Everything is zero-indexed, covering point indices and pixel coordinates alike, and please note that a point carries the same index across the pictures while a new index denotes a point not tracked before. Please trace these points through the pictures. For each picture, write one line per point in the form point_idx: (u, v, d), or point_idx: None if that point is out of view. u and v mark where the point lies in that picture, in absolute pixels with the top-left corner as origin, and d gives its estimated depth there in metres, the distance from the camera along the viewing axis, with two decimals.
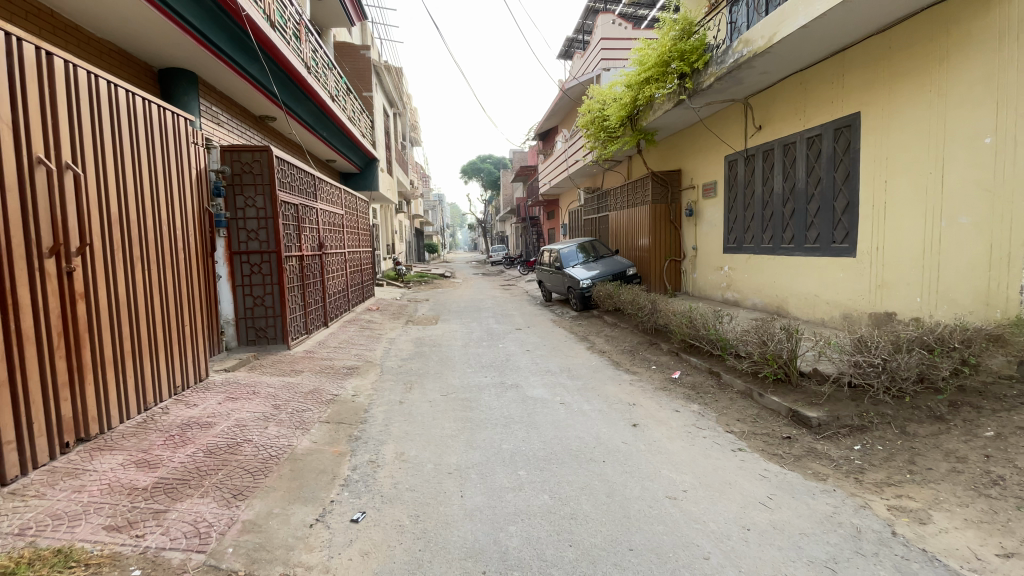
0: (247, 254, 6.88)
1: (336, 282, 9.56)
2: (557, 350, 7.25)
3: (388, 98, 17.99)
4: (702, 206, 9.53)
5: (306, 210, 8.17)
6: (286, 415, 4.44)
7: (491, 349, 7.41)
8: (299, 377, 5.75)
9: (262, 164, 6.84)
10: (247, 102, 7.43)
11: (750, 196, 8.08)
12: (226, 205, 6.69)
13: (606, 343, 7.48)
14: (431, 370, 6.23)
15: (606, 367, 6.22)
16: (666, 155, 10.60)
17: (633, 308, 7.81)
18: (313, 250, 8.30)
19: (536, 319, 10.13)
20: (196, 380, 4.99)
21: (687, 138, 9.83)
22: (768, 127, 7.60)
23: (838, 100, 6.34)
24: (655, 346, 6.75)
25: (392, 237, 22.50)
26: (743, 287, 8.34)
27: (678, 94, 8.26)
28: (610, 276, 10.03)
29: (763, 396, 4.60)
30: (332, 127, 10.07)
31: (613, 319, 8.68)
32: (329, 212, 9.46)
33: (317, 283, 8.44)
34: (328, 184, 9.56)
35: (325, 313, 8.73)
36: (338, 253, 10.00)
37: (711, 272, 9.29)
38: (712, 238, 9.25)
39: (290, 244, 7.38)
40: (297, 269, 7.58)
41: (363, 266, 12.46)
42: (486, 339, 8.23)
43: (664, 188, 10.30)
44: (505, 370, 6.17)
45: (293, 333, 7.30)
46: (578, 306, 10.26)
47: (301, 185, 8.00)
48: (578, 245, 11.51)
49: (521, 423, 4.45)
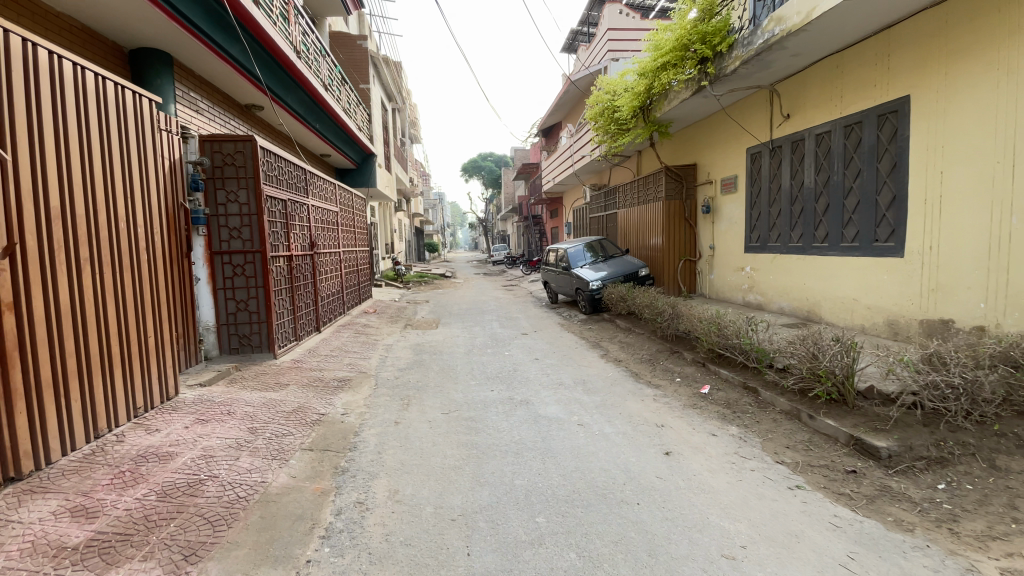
0: (229, 255, 6.24)
1: (329, 283, 8.94)
2: (569, 359, 6.61)
3: (386, 91, 17.33)
4: (720, 202, 8.91)
5: (295, 206, 7.54)
6: (262, 442, 3.82)
7: (496, 358, 6.77)
8: (283, 392, 5.12)
9: (246, 155, 6.21)
10: (229, 88, 6.82)
11: (777, 191, 7.48)
12: (206, 201, 6.05)
13: (622, 350, 6.85)
14: (431, 383, 5.61)
15: (625, 379, 5.60)
16: (680, 148, 9.99)
17: (650, 313, 7.18)
18: (303, 250, 7.65)
19: (542, 323, 9.50)
20: (163, 399, 4.36)
21: (703, 130, 9.22)
22: (798, 115, 6.98)
23: (883, 83, 5.74)
24: (677, 355, 6.14)
25: (391, 235, 21.85)
26: (767, 290, 7.73)
27: (699, 82, 7.62)
28: (622, 277, 9.42)
29: (814, 419, 4.00)
30: (325, 119, 9.45)
31: (627, 324, 8.05)
32: (321, 209, 8.83)
33: (308, 285, 7.81)
34: (320, 178, 8.93)
35: (317, 318, 8.10)
36: (332, 253, 9.37)
37: (730, 272, 8.67)
38: (731, 237, 8.63)
39: (277, 243, 6.74)
40: (285, 270, 6.94)
41: (359, 266, 11.82)
42: (490, 345, 7.60)
43: (679, 183, 9.67)
44: (512, 383, 5.54)
45: (280, 340, 6.67)
46: (587, 308, 9.62)
47: (289, 179, 7.36)
48: (586, 244, 10.89)
49: (535, 450, 3.83)
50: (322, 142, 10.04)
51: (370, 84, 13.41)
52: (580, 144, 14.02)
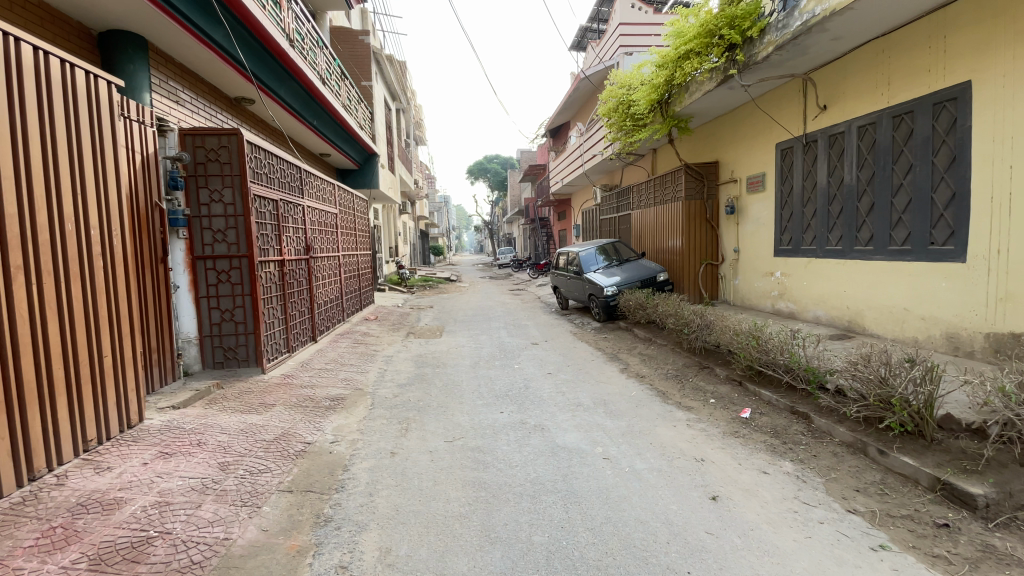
0: (213, 259, 5.65)
1: (326, 289, 8.36)
2: (586, 374, 5.98)
3: (389, 90, 16.78)
4: (746, 202, 8.28)
5: (289, 207, 6.97)
6: (231, 483, 3.22)
7: (505, 372, 6.15)
8: (266, 416, 4.53)
9: (231, 151, 5.64)
10: (215, 79, 6.28)
11: (812, 189, 6.84)
12: (186, 200, 5.49)
13: (645, 364, 6.21)
14: (433, 403, 5.00)
15: (651, 400, 4.97)
16: (700, 145, 9.36)
17: (675, 322, 6.55)
18: (297, 253, 7.08)
19: (554, 331, 8.87)
20: (123, 428, 3.80)
21: (725, 126, 8.60)
22: (837, 106, 6.35)
23: (938, 67, 5.09)
24: (710, 371, 5.52)
25: (395, 238, 21.29)
26: (801, 297, 7.10)
27: (725, 72, 7.01)
28: (639, 283, 8.79)
29: (887, 456, 3.38)
30: (323, 115, 8.91)
31: (648, 332, 7.43)
32: (318, 210, 8.25)
33: (303, 292, 7.23)
34: (317, 178, 8.36)
35: (313, 327, 7.53)
36: (330, 257, 8.79)
37: (758, 278, 8.02)
38: (760, 239, 7.99)
39: (267, 246, 6.15)
40: (277, 277, 6.36)
41: (360, 271, 11.25)
42: (500, 357, 6.98)
43: (699, 182, 9.04)
44: (525, 403, 4.93)
45: (270, 353, 6.08)
46: (601, 316, 8.99)
47: (282, 178, 6.78)
48: (599, 247, 10.28)
49: (556, 494, 3.21)
50: (320, 140, 9.49)
51: (372, 82, 12.85)
52: (591, 143, 13.40)
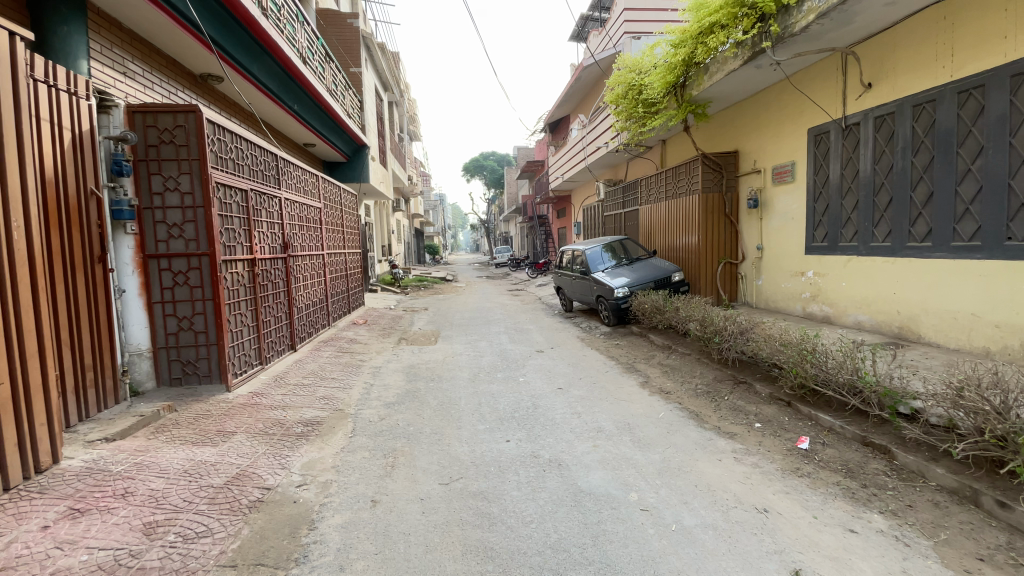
0: (167, 258, 4.82)
1: (307, 292, 7.53)
2: (603, 390, 5.17)
3: (381, 79, 15.93)
4: (771, 194, 7.51)
5: (263, 199, 6.14)
6: (154, 557, 2.41)
7: (509, 387, 5.35)
8: (220, 450, 3.70)
9: (188, 131, 4.81)
10: (174, 50, 5.45)
11: (853, 178, 6.08)
12: (135, 189, 4.67)
13: (670, 377, 5.41)
14: (426, 429, 4.20)
15: (685, 425, 4.18)
16: (717, 134, 8.60)
17: (700, 329, 5.76)
18: (272, 252, 6.25)
19: (559, 337, 8.07)
20: (28, 475, 2.98)
21: (747, 111, 7.84)
22: (884, 84, 5.60)
23: (1020, 32, 4.31)
24: (748, 388, 4.73)
25: (387, 237, 20.45)
26: (838, 300, 6.35)
27: (754, 47, 6.24)
28: (652, 283, 8.00)
29: (1013, 511, 2.62)
30: (306, 100, 8.08)
31: (665, 338, 6.66)
32: (298, 204, 7.43)
33: (279, 297, 6.41)
34: (298, 168, 7.53)
35: (291, 334, 6.70)
36: (313, 257, 7.96)
37: (786, 278, 7.26)
38: (788, 235, 7.23)
39: (234, 243, 5.32)
40: (246, 279, 5.52)
41: (349, 271, 10.42)
42: (502, 368, 6.17)
43: (718, 174, 8.26)
44: (534, 429, 4.13)
45: (237, 367, 5.24)
46: (611, 320, 8.19)
47: (254, 166, 5.95)
48: (606, 245, 9.50)
49: (587, 567, 2.41)
50: (303, 128, 8.66)
51: (362, 68, 12.02)
52: (595, 135, 12.63)
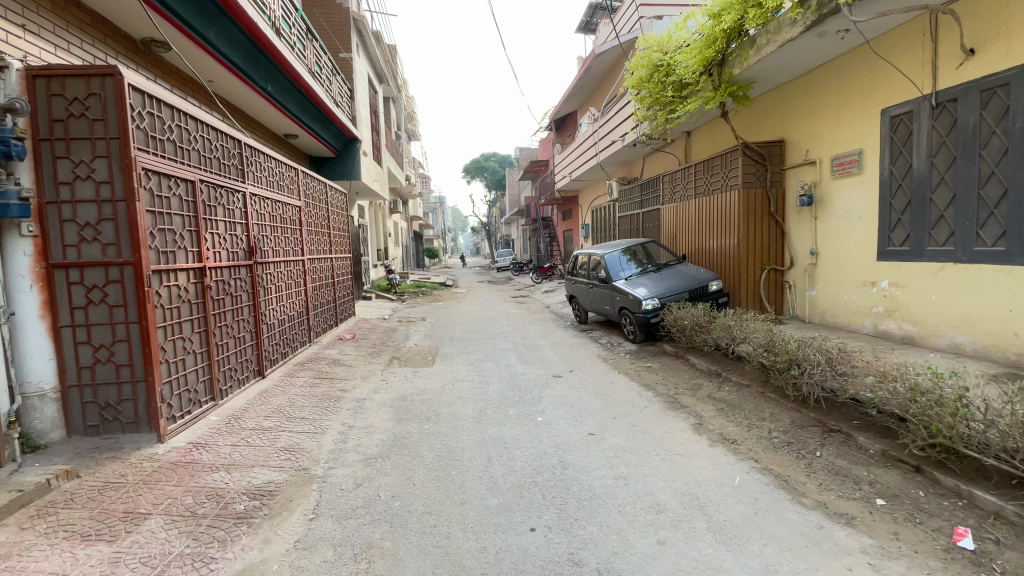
0: (78, 269, 3.65)
1: (281, 304, 6.37)
2: (650, 437, 3.99)
3: (376, 71, 14.73)
4: (829, 188, 6.35)
5: (220, 194, 4.98)
6: None
7: (526, 430, 4.18)
8: (112, 556, 2.54)
9: (106, 101, 3.66)
10: (102, 2, 4.30)
11: (947, 168, 4.91)
12: (32, 177, 3.52)
13: (732, 421, 4.24)
14: (416, 506, 3.02)
15: (777, 503, 3.00)
16: (759, 120, 7.44)
17: (765, 356, 4.58)
18: (231, 259, 5.09)
19: (577, 356, 6.90)
20: None
21: (799, 93, 6.68)
22: (993, 50, 4.43)
23: None
24: (849, 443, 3.60)
25: (384, 239, 19.32)
26: (926, 317, 5.18)
27: (825, 6, 5.10)
28: (686, 293, 6.83)
29: None
30: (281, 80, 6.95)
31: (712, 363, 5.50)
32: (270, 201, 6.27)
33: (241, 314, 5.24)
34: (271, 159, 6.38)
35: (258, 358, 5.55)
36: (289, 264, 6.80)
37: (851, 288, 6.10)
38: (852, 237, 6.07)
39: (174, 248, 4.15)
40: (192, 294, 4.36)
41: (337, 278, 9.26)
42: (513, 399, 5.00)
43: (761, 166, 7.10)
44: (567, 507, 2.97)
45: (176, 409, 4.06)
46: (638, 337, 7.01)
47: (207, 153, 4.79)
48: (626, 249, 8.34)
49: None
50: (279, 113, 7.51)
51: (353, 54, 10.87)
52: (609, 128, 11.45)
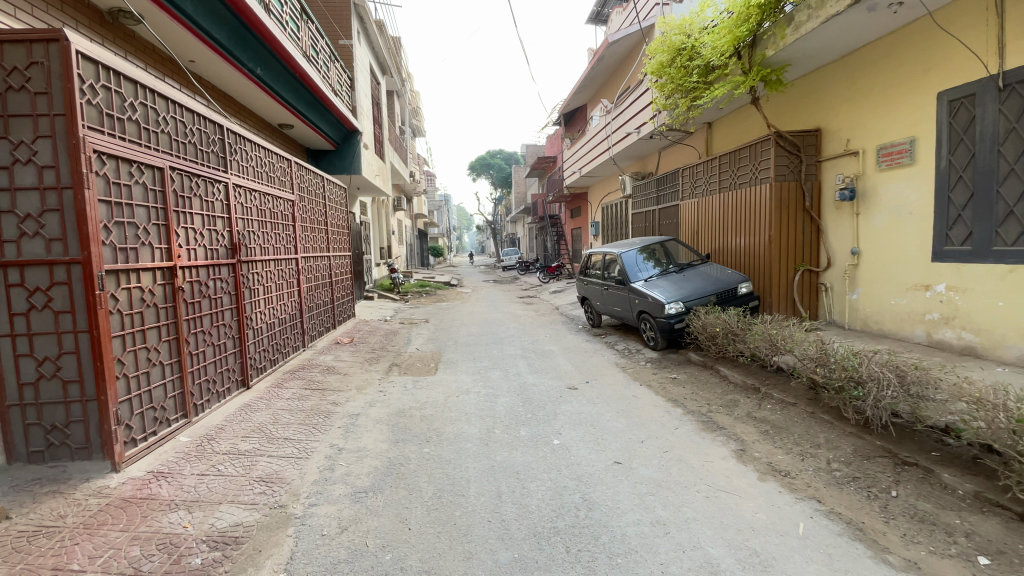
0: (17, 269, 3.11)
1: (271, 307, 5.82)
2: (688, 469, 3.41)
3: (377, 61, 13.85)
4: (874, 181, 5.73)
5: (198, 184, 4.42)
6: None
7: (541, 457, 3.60)
8: None
9: (50, 71, 3.11)
10: None
11: (1018, 156, 4.29)
12: None
13: (783, 449, 3.66)
14: (411, 562, 2.45)
15: (858, 563, 2.42)
16: (792, 108, 6.82)
17: (816, 371, 3.99)
18: (210, 258, 4.53)
19: (593, 364, 6.31)
20: None
21: (840, 77, 6.07)
22: None
23: None
24: (930, 481, 3.01)
25: (387, 237, 18.77)
26: (993, 326, 4.55)
27: None
28: (713, 296, 6.23)
29: None
30: (272, 62, 6.40)
31: (748, 376, 4.91)
32: (259, 194, 5.71)
33: (223, 319, 4.70)
34: (261, 148, 5.82)
35: (242, 367, 5.01)
36: (281, 263, 6.25)
37: (899, 292, 5.49)
38: (900, 235, 5.45)
39: (137, 245, 3.60)
40: (159, 297, 3.80)
41: (335, 278, 8.70)
42: (525, 416, 4.42)
43: (795, 158, 6.49)
44: (597, 566, 2.39)
45: (137, 431, 3.52)
46: (660, 344, 6.41)
47: (182, 138, 4.24)
48: (644, 247, 7.74)
49: None
50: (269, 99, 6.96)
51: (353, 41, 10.30)
52: (623, 119, 10.83)
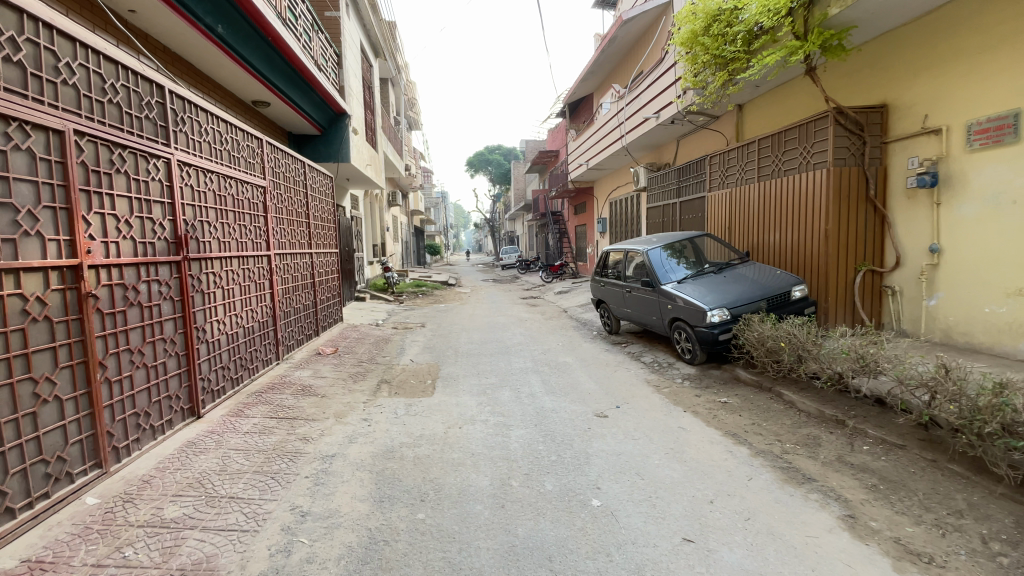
0: None
1: (233, 315, 4.80)
2: (789, 553, 2.42)
3: (371, 42, 12.90)
4: (962, 165, 4.74)
5: (123, 157, 3.39)
6: None
7: (580, 530, 2.59)
8: None
9: None
10: None
11: None
12: None
13: (911, 520, 2.68)
14: None
15: None
16: (852, 82, 5.83)
17: (949, 407, 3.03)
18: (141, 254, 3.50)
19: (620, 382, 5.31)
20: None
21: (917, 42, 5.08)
22: None
23: None
24: None
25: (380, 234, 17.72)
26: None
27: None
28: (765, 302, 5.24)
29: None
30: (237, 21, 5.37)
31: (825, 404, 3.95)
32: (219, 176, 4.68)
33: (160, 332, 3.67)
34: (220, 121, 4.79)
35: (189, 392, 3.98)
36: (247, 261, 5.22)
37: (996, 298, 4.53)
38: (999, 229, 4.47)
39: (18, 237, 2.56)
40: (57, 308, 2.78)
41: (318, 279, 7.67)
42: (549, 460, 3.42)
43: (856, 138, 5.51)
44: None
45: (17, 498, 2.50)
46: (699, 357, 5.43)
47: (100, 96, 3.21)
48: (672, 244, 6.73)
49: None
50: (237, 66, 5.93)
51: (342, 13, 9.22)
52: (640, 103, 9.81)
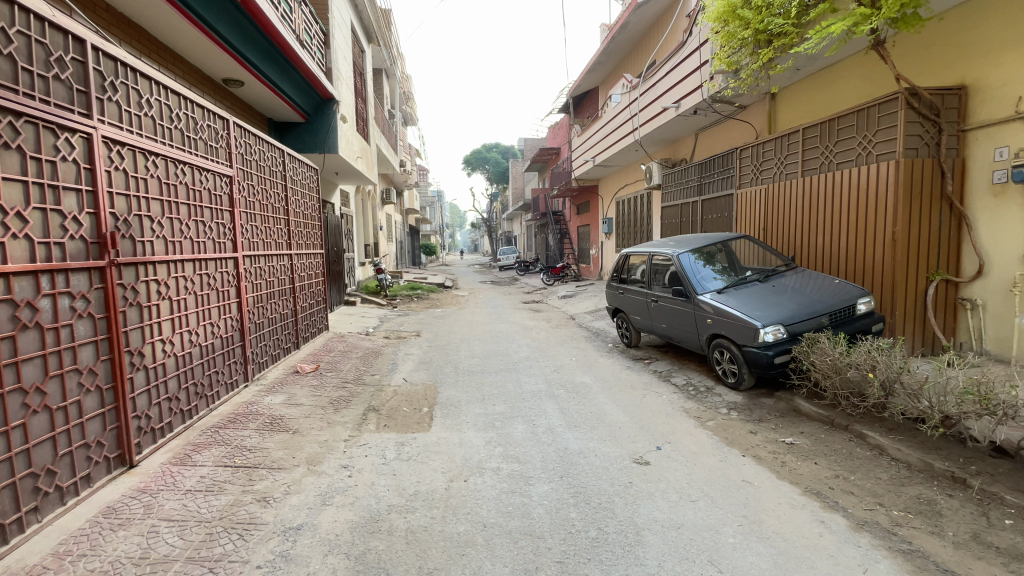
0: None
1: (185, 333, 3.91)
2: None
3: (363, 26, 12.00)
4: None
5: (16, 127, 2.51)
6: None
7: None
8: None
9: None
10: None
11: None
12: None
13: None
14: None
15: None
16: (921, 60, 5.00)
17: None
18: (42, 259, 2.62)
19: (653, 412, 4.46)
20: None
21: (1010, 9, 4.24)
22: None
23: None
24: None
25: (373, 232, 16.81)
26: None
27: None
28: (827, 318, 4.42)
29: None
30: None
31: (931, 455, 3.12)
32: (167, 160, 3.79)
33: (73, 361, 2.79)
34: (170, 92, 3.90)
35: (118, 435, 3.11)
36: (207, 265, 4.34)
37: None
38: None
39: None
40: None
41: (300, 284, 6.77)
42: (588, 537, 2.55)
43: (927, 125, 4.68)
44: None
45: None
46: (746, 382, 4.60)
47: None
48: (704, 248, 5.88)
49: None
50: (199, 33, 5.02)
51: None
52: (657, 92, 8.98)
